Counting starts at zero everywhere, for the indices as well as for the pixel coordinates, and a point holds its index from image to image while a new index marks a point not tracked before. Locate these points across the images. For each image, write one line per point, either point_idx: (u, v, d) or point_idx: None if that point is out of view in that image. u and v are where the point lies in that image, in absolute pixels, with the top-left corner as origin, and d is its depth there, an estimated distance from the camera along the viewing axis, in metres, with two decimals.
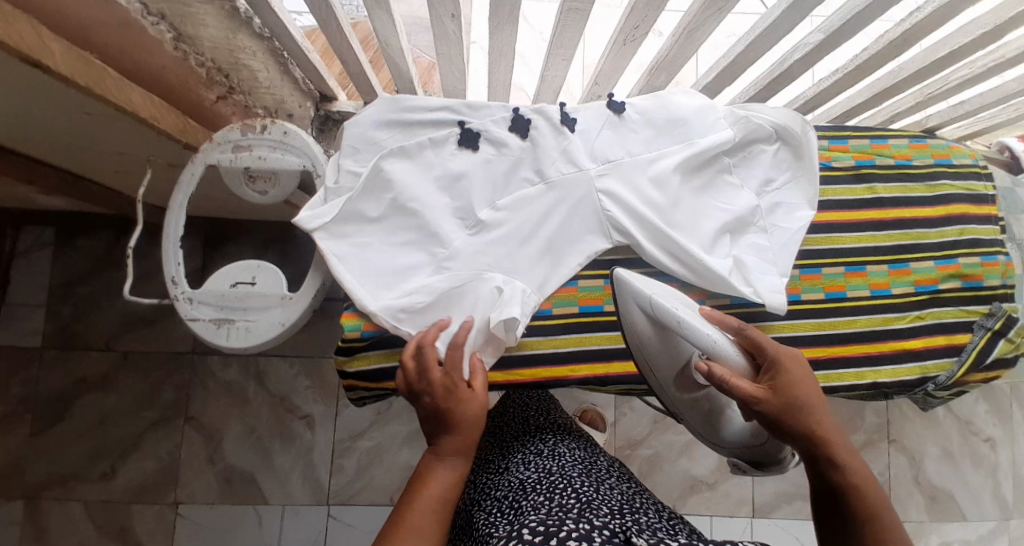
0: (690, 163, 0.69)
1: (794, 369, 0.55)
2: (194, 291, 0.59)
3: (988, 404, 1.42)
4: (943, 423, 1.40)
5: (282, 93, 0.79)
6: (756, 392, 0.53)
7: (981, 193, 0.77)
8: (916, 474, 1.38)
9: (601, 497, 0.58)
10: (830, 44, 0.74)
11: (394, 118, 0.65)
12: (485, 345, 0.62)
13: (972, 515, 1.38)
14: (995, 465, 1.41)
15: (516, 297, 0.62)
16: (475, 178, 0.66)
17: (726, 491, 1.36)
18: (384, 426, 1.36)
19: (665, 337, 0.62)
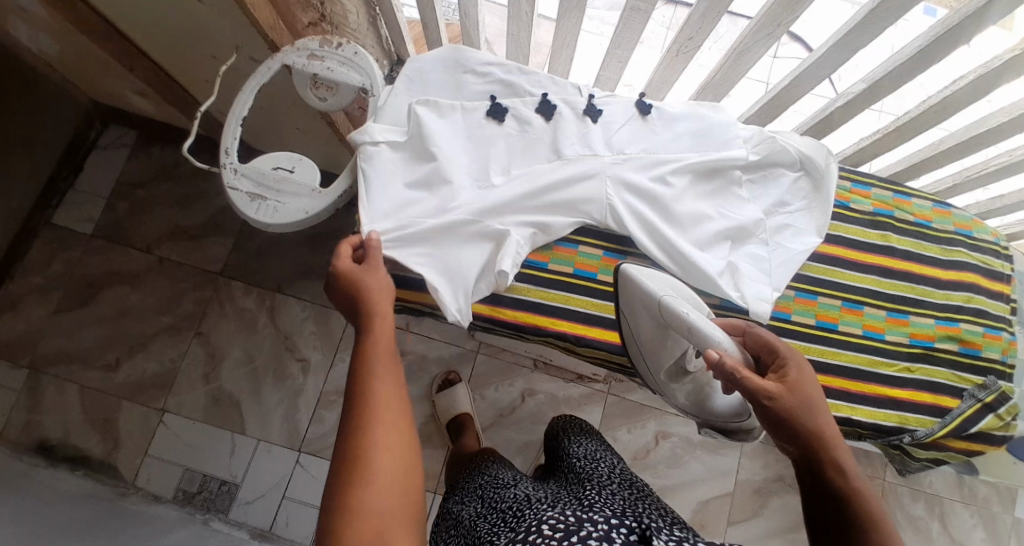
0: (702, 170, 0.73)
1: (808, 373, 0.51)
2: (240, 164, 0.66)
3: (988, 532, 1.34)
4: (935, 540, 1.32)
5: (365, 41, 0.89)
6: (767, 389, 0.50)
7: (997, 270, 0.78)
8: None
9: (603, 501, 0.60)
10: (872, 96, 0.76)
11: (450, 67, 0.73)
12: (481, 278, 0.67)
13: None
14: None
15: (510, 251, 0.66)
16: (498, 144, 0.72)
17: None
18: None
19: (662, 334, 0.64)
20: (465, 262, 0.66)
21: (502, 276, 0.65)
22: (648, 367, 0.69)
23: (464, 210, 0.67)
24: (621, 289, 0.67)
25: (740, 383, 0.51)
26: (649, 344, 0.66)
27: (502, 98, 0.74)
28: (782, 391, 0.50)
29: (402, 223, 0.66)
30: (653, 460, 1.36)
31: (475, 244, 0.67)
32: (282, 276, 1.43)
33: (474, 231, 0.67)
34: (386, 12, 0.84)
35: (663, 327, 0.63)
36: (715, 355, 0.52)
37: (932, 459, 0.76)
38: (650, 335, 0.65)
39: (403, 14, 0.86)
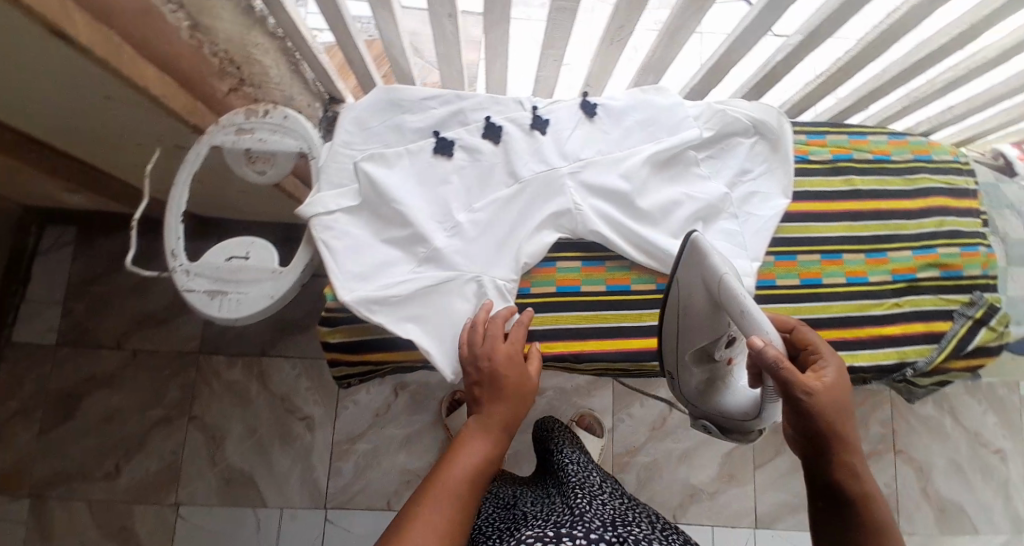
0: (659, 159, 0.73)
1: (841, 373, 0.50)
2: (190, 264, 0.63)
3: (998, 415, 1.38)
4: (951, 435, 1.37)
5: (292, 91, 0.88)
6: (807, 386, 0.48)
7: (962, 188, 0.78)
8: (924, 486, 1.34)
9: (593, 510, 0.59)
10: (809, 47, 0.75)
11: (388, 108, 0.69)
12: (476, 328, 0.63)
13: (985, 531, 1.33)
14: (1006, 478, 1.36)
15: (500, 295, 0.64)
16: (455, 181, 0.68)
17: (724, 501, 1.35)
18: (382, 428, 1.37)
19: (707, 313, 0.59)
20: (455, 321, 0.63)
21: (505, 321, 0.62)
22: (676, 345, 0.64)
23: (445, 264, 0.64)
24: (682, 257, 0.61)
25: (779, 374, 0.48)
26: (688, 323, 0.61)
27: (446, 130, 0.70)
28: (820, 389, 0.48)
29: (384, 287, 0.61)
30: (672, 427, 1.37)
31: (458, 296, 0.64)
32: (265, 339, 1.39)
33: (459, 284, 0.64)
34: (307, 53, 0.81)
35: (716, 308, 0.58)
36: (759, 341, 0.48)
37: (936, 381, 0.77)
38: (695, 314, 0.60)
39: (323, 55, 0.83)
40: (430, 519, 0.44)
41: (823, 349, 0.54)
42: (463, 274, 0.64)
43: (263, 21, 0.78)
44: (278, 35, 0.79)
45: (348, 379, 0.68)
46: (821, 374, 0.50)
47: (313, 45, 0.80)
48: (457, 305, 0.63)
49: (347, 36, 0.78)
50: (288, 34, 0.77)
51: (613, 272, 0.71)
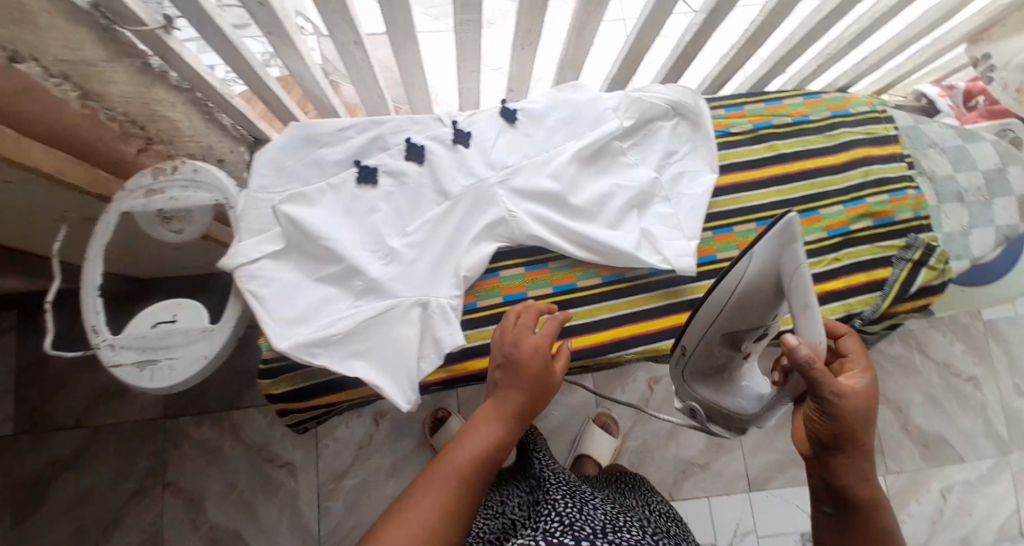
0: (585, 154, 0.72)
1: (871, 378, 0.48)
2: (114, 337, 0.60)
3: (965, 343, 1.43)
4: (922, 370, 1.41)
5: (208, 140, 0.88)
6: (838, 388, 0.45)
7: (883, 135, 0.79)
8: (904, 423, 1.38)
9: (583, 516, 0.60)
10: (711, 26, 0.77)
11: (303, 144, 0.66)
12: (426, 351, 0.61)
13: (972, 458, 1.38)
14: (983, 403, 1.41)
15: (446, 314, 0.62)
16: (384, 207, 0.66)
17: (717, 470, 1.35)
18: (367, 460, 1.29)
19: (758, 307, 0.55)
20: (401, 348, 0.60)
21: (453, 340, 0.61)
22: (715, 322, 0.59)
23: (384, 295, 0.62)
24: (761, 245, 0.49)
25: (811, 375, 0.46)
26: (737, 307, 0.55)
27: (367, 158, 0.68)
28: (855, 395, 0.46)
29: (323, 325, 0.59)
30: (656, 408, 1.38)
31: (403, 323, 0.61)
32: (231, 392, 1.33)
33: (402, 310, 0.61)
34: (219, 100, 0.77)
35: (777, 298, 0.52)
36: (795, 340, 0.45)
37: (887, 326, 0.78)
38: (749, 298, 0.54)
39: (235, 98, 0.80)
40: (441, 488, 0.47)
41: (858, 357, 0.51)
42: (405, 298, 0.62)
43: (164, 76, 0.74)
44: (184, 87, 0.76)
45: (303, 423, 0.66)
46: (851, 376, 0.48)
47: (223, 92, 0.77)
48: (402, 332, 0.61)
49: (253, 78, 0.75)
50: (194, 84, 0.75)
51: (557, 273, 0.70)
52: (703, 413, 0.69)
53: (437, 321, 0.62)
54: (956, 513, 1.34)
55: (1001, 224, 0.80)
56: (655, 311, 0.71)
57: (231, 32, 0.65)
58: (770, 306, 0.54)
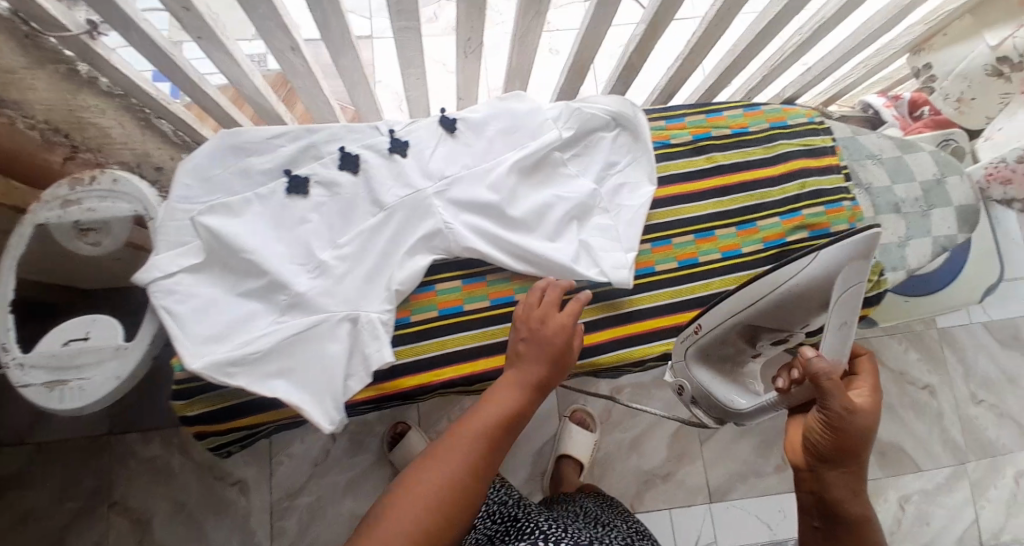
0: (525, 165, 0.71)
1: (879, 398, 0.52)
2: (24, 356, 0.57)
3: (919, 351, 1.44)
4: None
5: (145, 147, 0.85)
6: (849, 402, 0.49)
7: (820, 147, 0.79)
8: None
9: (565, 534, 0.63)
10: (652, 35, 0.78)
11: (231, 153, 0.63)
12: (354, 369, 0.59)
13: (929, 467, 1.39)
14: (938, 411, 1.42)
15: (376, 331, 0.60)
16: (315, 220, 0.64)
17: (680, 480, 1.34)
18: (321, 477, 1.20)
19: (804, 310, 0.60)
20: (325, 366, 0.58)
21: (379, 358, 0.59)
22: (744, 314, 0.64)
23: (309, 309, 0.60)
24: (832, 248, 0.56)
25: (822, 388, 0.49)
26: (773, 305, 0.61)
27: (299, 168, 0.66)
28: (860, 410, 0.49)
29: (241, 343, 0.56)
30: (618, 418, 1.36)
31: (330, 338, 0.59)
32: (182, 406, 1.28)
33: (330, 325, 0.59)
34: (157, 107, 0.76)
35: (813, 304, 0.59)
36: (813, 351, 0.49)
37: None
38: (788, 297, 0.60)
39: (175, 104, 0.78)
40: (457, 448, 0.49)
41: (868, 378, 0.55)
42: (332, 314, 0.60)
43: (94, 81, 0.72)
44: (117, 94, 0.74)
45: (226, 448, 0.64)
46: (859, 394, 0.52)
47: (161, 98, 0.75)
48: (326, 349, 0.59)
49: (184, 77, 0.73)
50: (127, 91, 0.73)
51: (495, 286, 0.68)
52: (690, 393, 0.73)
53: (366, 338, 0.60)
54: (914, 523, 1.34)
55: (938, 234, 0.80)
56: (594, 322, 0.71)
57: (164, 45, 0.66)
58: (807, 312, 0.60)
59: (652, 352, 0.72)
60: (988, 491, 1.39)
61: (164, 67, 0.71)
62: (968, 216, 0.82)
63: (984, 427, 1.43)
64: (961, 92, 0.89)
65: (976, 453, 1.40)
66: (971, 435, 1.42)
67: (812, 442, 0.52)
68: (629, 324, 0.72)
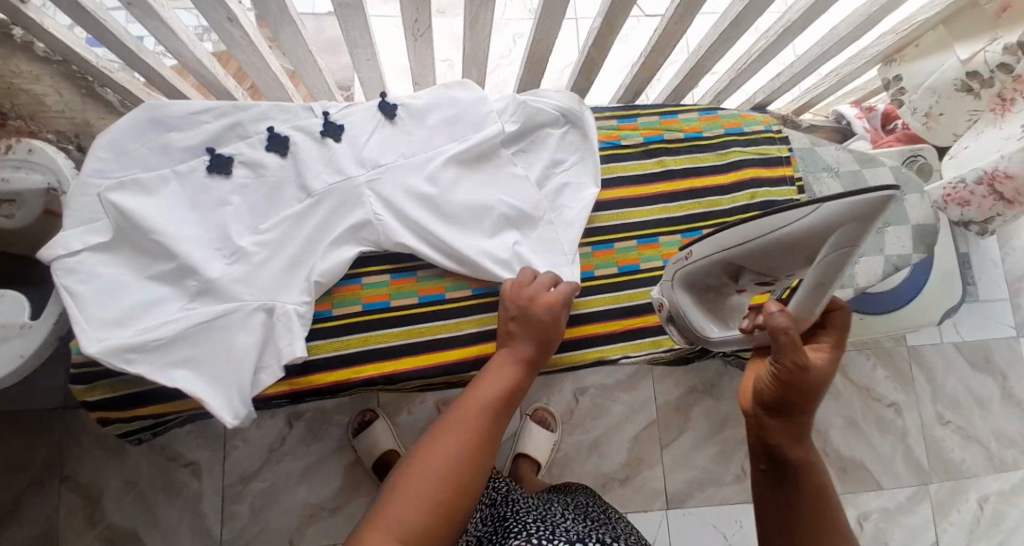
0: (466, 158, 0.69)
1: (837, 355, 0.46)
2: None
3: (887, 369, 1.39)
4: (845, 393, 1.38)
5: (82, 114, 0.82)
6: (804, 361, 0.42)
7: (774, 156, 0.77)
8: (825, 446, 1.35)
9: (554, 533, 0.57)
10: (610, 30, 0.76)
11: (151, 127, 0.62)
12: (266, 364, 0.58)
13: (891, 486, 1.34)
14: (903, 429, 1.37)
15: (291, 325, 0.58)
16: (238, 204, 0.63)
17: (638, 484, 1.29)
18: (277, 463, 1.14)
19: (799, 258, 0.47)
20: (234, 358, 0.56)
21: (291, 353, 0.57)
22: (734, 250, 0.52)
23: (221, 297, 0.58)
24: (858, 200, 0.40)
25: (780, 346, 0.42)
26: (760, 249, 0.49)
27: (223, 147, 0.65)
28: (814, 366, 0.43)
29: (144, 328, 0.55)
30: (580, 418, 1.31)
31: (243, 330, 0.57)
32: None
33: (243, 315, 0.58)
34: (99, 76, 0.75)
35: (806, 257, 0.46)
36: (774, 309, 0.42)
37: None
38: (781, 244, 0.48)
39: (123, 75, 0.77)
40: (459, 425, 0.49)
41: (837, 329, 0.47)
42: (245, 303, 0.58)
43: (30, 46, 0.71)
44: (53, 59, 0.72)
45: (138, 435, 0.63)
46: (819, 346, 0.46)
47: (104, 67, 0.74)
48: (235, 340, 0.57)
49: (124, 51, 0.70)
50: (65, 57, 0.72)
51: (426, 282, 0.66)
52: (666, 312, 0.64)
53: (281, 330, 0.58)
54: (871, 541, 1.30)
55: (891, 253, 0.79)
56: None
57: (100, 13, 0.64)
58: (796, 263, 0.48)
59: (587, 359, 0.69)
60: (949, 514, 1.35)
61: (107, 44, 0.68)
62: (925, 236, 0.80)
63: (950, 449, 1.37)
64: (929, 106, 0.85)
65: (939, 474, 1.36)
66: (936, 457, 1.37)
67: (757, 387, 0.46)
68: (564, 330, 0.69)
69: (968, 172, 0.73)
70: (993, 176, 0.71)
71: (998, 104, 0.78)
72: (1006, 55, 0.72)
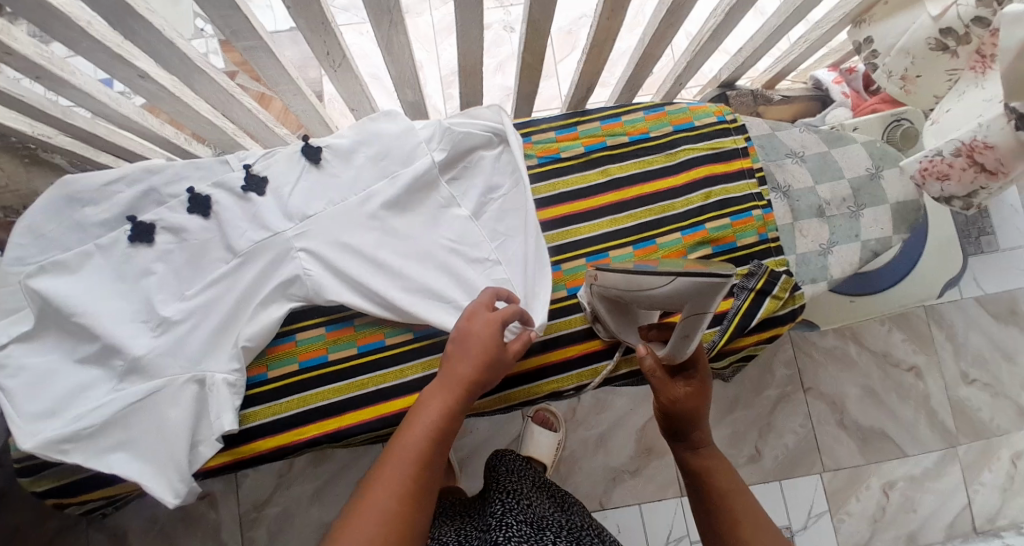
0: (395, 196, 0.65)
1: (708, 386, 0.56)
2: None
3: (904, 332, 1.31)
4: (859, 362, 1.30)
5: (29, 183, 0.82)
6: (672, 396, 0.54)
7: (730, 149, 0.73)
8: (841, 419, 1.28)
9: None
10: (539, 33, 0.71)
11: (67, 206, 0.61)
12: (204, 438, 0.57)
13: (915, 452, 1.27)
14: (926, 393, 1.29)
15: (223, 398, 0.57)
16: (162, 272, 0.61)
17: (650, 474, 1.22)
18: (288, 488, 1.12)
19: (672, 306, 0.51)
20: (167, 436, 0.56)
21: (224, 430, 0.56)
22: (627, 292, 0.54)
23: (149, 374, 0.57)
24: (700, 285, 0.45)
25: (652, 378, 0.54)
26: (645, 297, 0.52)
27: (144, 214, 0.63)
28: (684, 395, 0.54)
29: (75, 417, 0.55)
30: (584, 415, 1.24)
31: (172, 405, 0.56)
32: None
33: (173, 391, 0.56)
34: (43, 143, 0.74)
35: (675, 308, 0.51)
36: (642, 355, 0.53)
37: (738, 359, 0.73)
38: (656, 295, 0.51)
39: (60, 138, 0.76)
40: (377, 493, 0.44)
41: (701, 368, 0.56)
42: (175, 378, 0.57)
43: None
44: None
45: (102, 508, 0.64)
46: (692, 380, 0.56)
47: (39, 135, 0.73)
48: (166, 417, 0.56)
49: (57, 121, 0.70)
50: (2, 131, 0.71)
51: (363, 331, 0.64)
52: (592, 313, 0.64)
53: (213, 404, 0.57)
54: (898, 510, 1.24)
55: (868, 238, 0.73)
56: None
57: (16, 89, 0.63)
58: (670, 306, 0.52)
59: (542, 391, 0.66)
60: (979, 474, 1.27)
61: (35, 115, 0.68)
62: (905, 214, 0.74)
63: (978, 408, 1.29)
64: (904, 69, 0.78)
65: (968, 434, 1.28)
66: (961, 417, 1.29)
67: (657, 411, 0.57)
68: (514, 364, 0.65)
69: (945, 144, 0.66)
70: (972, 148, 0.63)
71: (978, 61, 0.68)
72: (980, 7, 0.66)
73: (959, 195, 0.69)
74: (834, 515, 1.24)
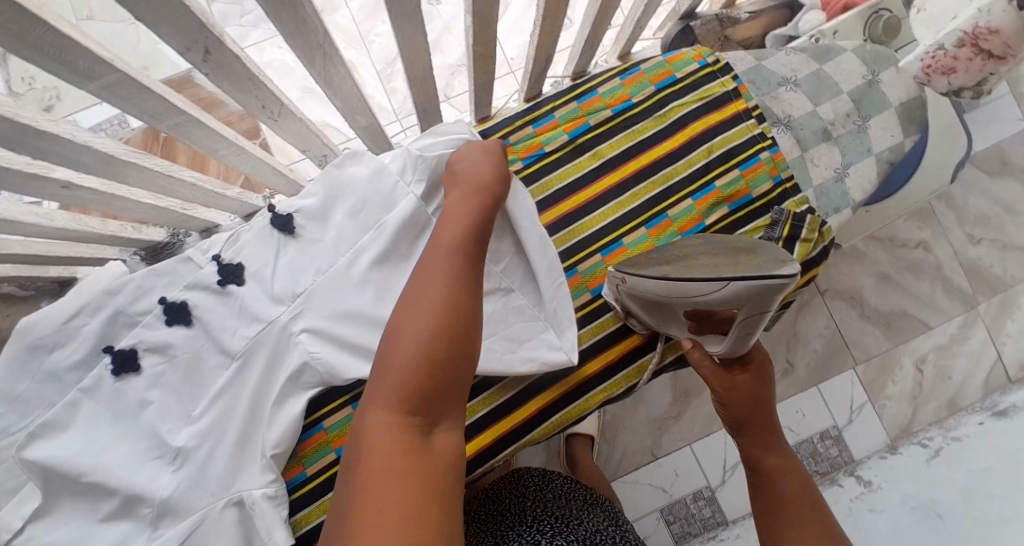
0: (383, 246, 0.59)
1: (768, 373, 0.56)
2: None
3: None
4: (867, 252, 1.28)
5: None
6: (728, 385, 0.54)
7: (720, 94, 0.67)
8: (862, 310, 1.26)
9: None
10: (488, 21, 0.64)
11: (34, 356, 0.54)
12: None
13: (938, 323, 1.26)
14: (937, 264, 1.27)
15: (267, 512, 0.53)
16: (161, 397, 0.55)
17: (693, 415, 1.15)
18: None
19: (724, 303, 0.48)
20: None
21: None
22: (664, 296, 0.50)
23: (183, 510, 0.52)
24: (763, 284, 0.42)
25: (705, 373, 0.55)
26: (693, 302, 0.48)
27: (121, 340, 0.56)
28: (743, 387, 0.54)
29: None
30: None
31: (215, 537, 0.51)
32: None
33: (213, 520, 0.52)
34: None
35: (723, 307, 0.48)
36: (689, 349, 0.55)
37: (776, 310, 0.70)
38: (703, 300, 0.47)
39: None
40: (418, 307, 0.41)
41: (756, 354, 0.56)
42: (211, 506, 0.52)
43: None
44: None
45: None
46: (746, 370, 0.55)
47: None
48: None
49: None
50: None
51: None
52: (623, 310, 0.60)
53: (260, 522, 0.53)
54: (934, 383, 1.23)
55: (881, 149, 0.68)
56: (520, 394, 0.61)
57: None
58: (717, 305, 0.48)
59: (594, 404, 0.62)
60: (1004, 326, 1.25)
61: None
62: (911, 112, 0.69)
63: (990, 265, 1.27)
64: None
65: (986, 292, 1.26)
66: (976, 278, 1.27)
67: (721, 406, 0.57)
68: (561, 382, 0.62)
69: (945, 38, 0.66)
70: (975, 35, 0.64)
71: None
72: None
73: (969, 85, 0.69)
74: (876, 403, 1.23)
